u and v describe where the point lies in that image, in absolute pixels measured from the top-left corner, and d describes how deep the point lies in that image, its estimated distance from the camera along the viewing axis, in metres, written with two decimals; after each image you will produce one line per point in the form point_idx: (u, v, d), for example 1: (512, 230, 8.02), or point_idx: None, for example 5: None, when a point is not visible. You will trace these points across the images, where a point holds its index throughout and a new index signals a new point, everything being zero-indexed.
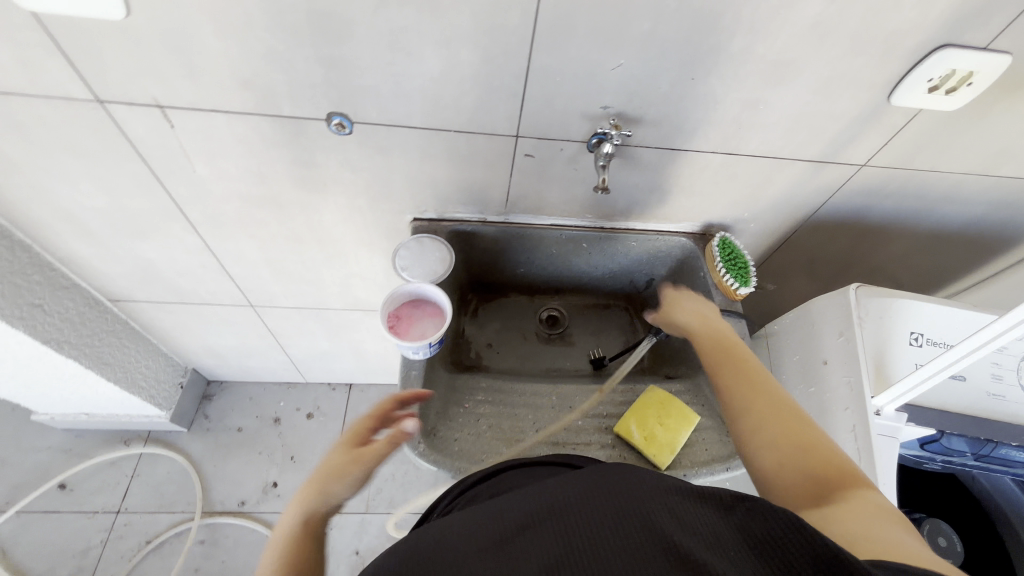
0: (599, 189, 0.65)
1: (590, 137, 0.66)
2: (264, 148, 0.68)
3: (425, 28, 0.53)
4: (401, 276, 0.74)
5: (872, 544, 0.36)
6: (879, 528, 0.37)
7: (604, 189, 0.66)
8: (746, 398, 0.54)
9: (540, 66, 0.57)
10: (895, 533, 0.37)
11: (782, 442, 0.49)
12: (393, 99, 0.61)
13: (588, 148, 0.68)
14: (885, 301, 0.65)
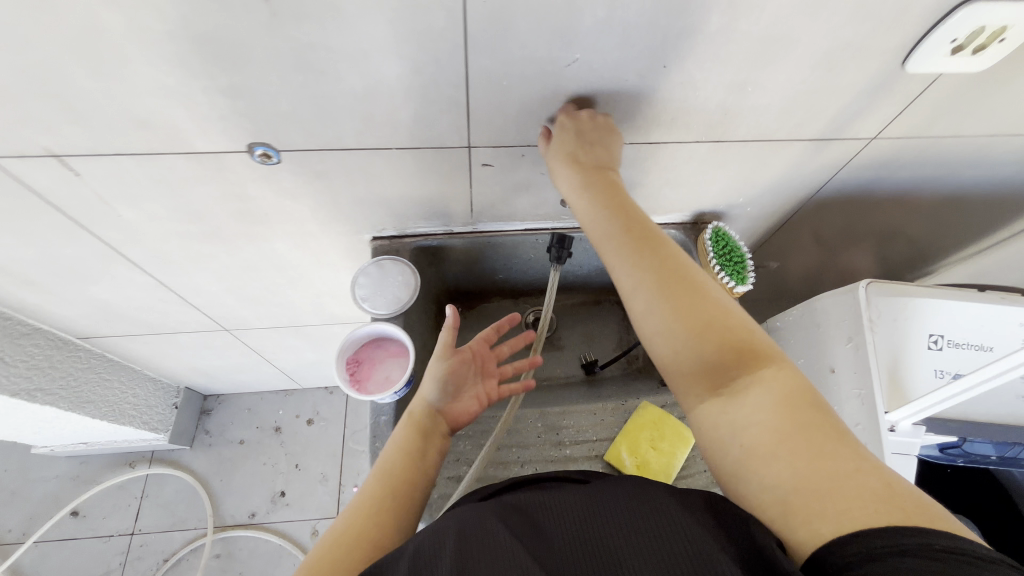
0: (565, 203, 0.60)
1: None
2: (188, 186, 0.60)
3: (333, 42, 0.44)
4: (362, 308, 0.68)
5: (823, 509, 0.36)
6: (828, 475, 0.38)
7: (565, 198, 0.58)
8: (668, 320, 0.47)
9: (480, 71, 0.48)
10: (823, 461, 0.39)
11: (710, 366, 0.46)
12: (318, 123, 0.52)
13: None
14: (901, 300, 0.58)
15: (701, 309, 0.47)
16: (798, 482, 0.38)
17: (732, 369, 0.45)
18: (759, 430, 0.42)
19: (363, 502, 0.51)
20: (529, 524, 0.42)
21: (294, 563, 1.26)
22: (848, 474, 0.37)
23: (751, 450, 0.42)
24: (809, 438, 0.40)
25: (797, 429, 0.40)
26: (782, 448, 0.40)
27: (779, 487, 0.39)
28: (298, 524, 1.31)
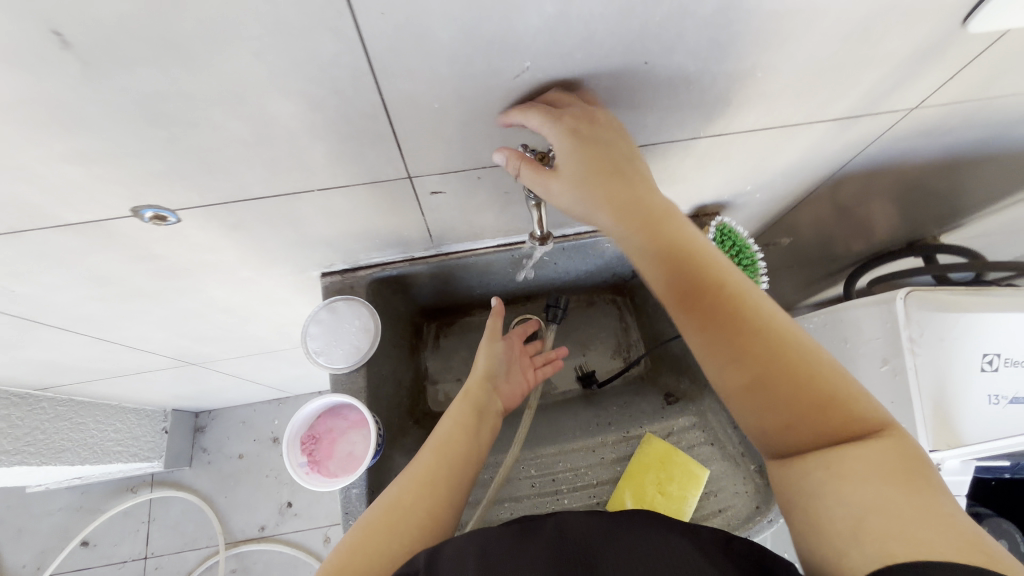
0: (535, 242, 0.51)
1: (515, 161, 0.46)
2: (79, 257, 0.49)
3: (191, 86, 0.32)
4: (316, 363, 0.59)
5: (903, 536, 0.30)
6: (911, 505, 0.31)
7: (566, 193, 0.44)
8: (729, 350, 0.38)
9: (402, 96, 0.36)
10: (921, 501, 0.32)
11: (788, 405, 0.37)
12: (210, 176, 0.41)
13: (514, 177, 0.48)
14: (948, 314, 0.48)
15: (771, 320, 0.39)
16: (877, 510, 0.32)
17: (809, 406, 0.37)
18: (846, 465, 0.34)
19: (418, 474, 0.51)
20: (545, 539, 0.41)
21: (310, 571, 1.27)
22: (939, 507, 0.31)
23: (823, 475, 0.35)
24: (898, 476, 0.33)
25: (886, 463, 0.34)
26: (861, 473, 0.34)
27: (855, 515, 0.33)
28: (309, 533, 1.30)
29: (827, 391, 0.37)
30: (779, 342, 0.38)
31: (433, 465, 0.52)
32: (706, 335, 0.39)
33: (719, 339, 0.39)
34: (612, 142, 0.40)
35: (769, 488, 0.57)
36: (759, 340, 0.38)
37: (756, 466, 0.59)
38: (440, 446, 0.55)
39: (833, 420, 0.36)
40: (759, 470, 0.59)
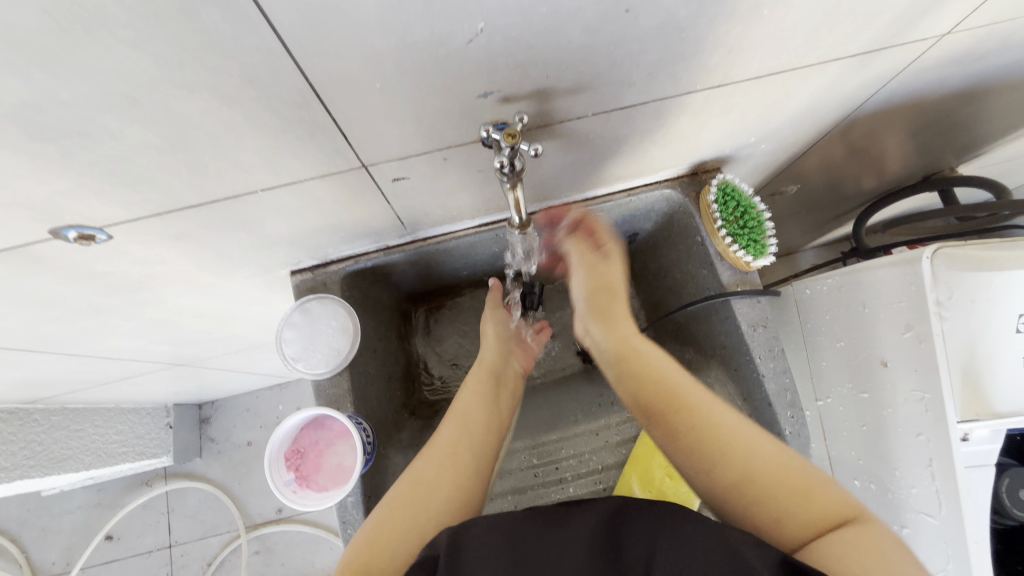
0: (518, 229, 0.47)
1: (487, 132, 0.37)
2: (12, 284, 0.44)
3: (64, 90, 0.26)
4: (295, 370, 0.55)
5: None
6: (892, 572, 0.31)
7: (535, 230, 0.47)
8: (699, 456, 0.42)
9: (335, 78, 0.30)
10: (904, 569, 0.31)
11: (763, 493, 0.39)
12: (130, 187, 0.35)
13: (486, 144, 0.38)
14: (979, 273, 0.43)
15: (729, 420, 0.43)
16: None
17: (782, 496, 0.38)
18: (831, 543, 0.34)
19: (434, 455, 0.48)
20: (582, 531, 0.38)
21: (331, 547, 1.30)
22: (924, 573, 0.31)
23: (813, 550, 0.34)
24: (876, 550, 0.33)
25: (865, 543, 0.33)
26: (854, 553, 0.33)
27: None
28: (326, 512, 1.32)
29: (797, 479, 0.39)
30: (742, 441, 0.41)
31: (449, 448, 0.49)
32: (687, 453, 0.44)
33: (692, 450, 0.43)
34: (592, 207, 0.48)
35: None
36: (718, 442, 0.42)
37: None
38: (460, 422, 0.52)
39: (811, 511, 0.37)
40: None
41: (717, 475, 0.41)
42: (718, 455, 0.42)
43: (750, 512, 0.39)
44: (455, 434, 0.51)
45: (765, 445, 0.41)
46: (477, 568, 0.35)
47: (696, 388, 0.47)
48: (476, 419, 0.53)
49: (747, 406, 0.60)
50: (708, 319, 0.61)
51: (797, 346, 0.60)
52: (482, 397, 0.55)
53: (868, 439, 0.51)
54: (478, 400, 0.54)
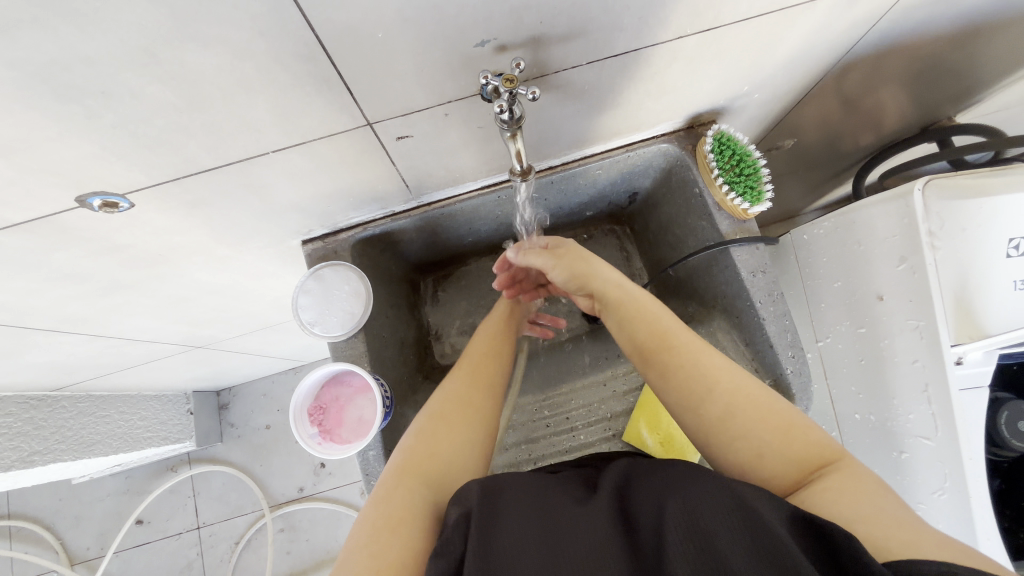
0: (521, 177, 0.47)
1: (484, 82, 0.37)
2: (41, 257, 0.46)
3: (89, 47, 0.27)
4: (312, 334, 0.57)
5: (891, 538, 0.30)
6: (872, 506, 0.33)
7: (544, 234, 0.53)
8: (689, 399, 0.44)
9: (339, 29, 0.31)
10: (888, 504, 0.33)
11: (749, 433, 0.40)
12: (150, 150, 0.37)
13: (484, 95, 0.38)
14: (969, 201, 0.45)
15: (715, 364, 0.44)
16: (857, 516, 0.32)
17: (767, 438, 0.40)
18: (823, 487, 0.35)
19: (459, 383, 0.52)
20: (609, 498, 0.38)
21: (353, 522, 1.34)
22: (905, 515, 0.32)
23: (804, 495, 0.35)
24: (860, 484, 0.34)
25: (847, 484, 0.35)
26: (839, 493, 0.34)
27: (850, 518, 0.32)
28: (346, 489, 1.36)
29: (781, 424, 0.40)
30: (727, 384, 0.43)
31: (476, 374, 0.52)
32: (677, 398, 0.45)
33: (681, 394, 0.44)
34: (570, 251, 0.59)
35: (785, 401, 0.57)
36: (704, 383, 0.44)
37: (771, 381, 0.59)
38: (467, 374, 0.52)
39: (794, 453, 0.38)
40: (773, 383, 0.58)
41: (702, 415, 0.43)
42: (705, 396, 0.43)
43: (739, 450, 0.40)
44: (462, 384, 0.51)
45: (750, 390, 0.43)
46: (507, 521, 0.35)
47: (685, 333, 0.48)
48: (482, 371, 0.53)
49: (749, 351, 0.61)
50: (709, 270, 0.63)
51: (796, 290, 0.62)
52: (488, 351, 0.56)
53: (866, 373, 0.53)
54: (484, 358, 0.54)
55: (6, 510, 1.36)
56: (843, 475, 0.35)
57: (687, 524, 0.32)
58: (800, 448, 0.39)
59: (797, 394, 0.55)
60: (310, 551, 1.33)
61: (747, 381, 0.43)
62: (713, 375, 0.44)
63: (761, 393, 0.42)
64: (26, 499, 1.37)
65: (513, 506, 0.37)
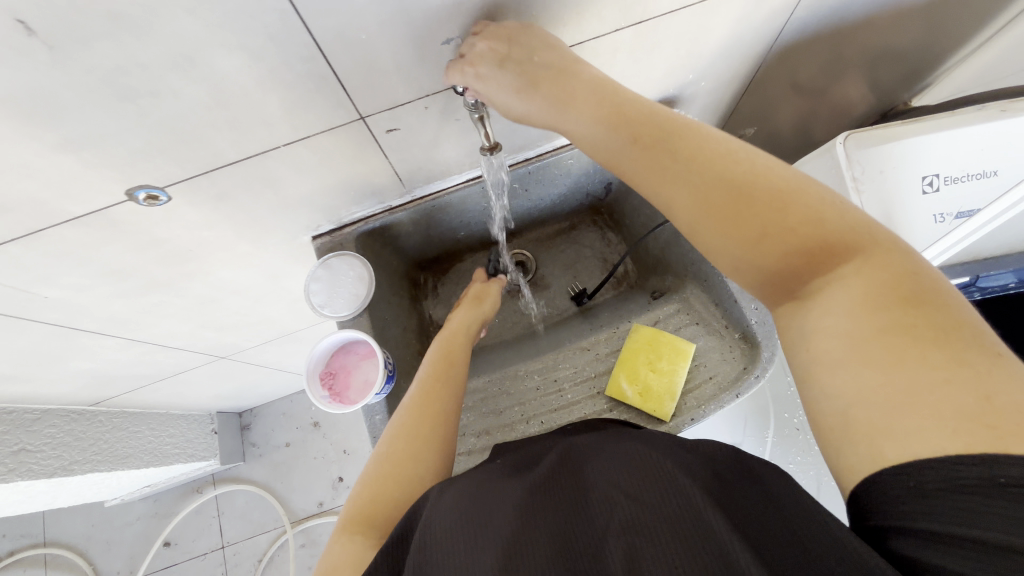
0: (456, 63, 0.46)
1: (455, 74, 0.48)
2: (94, 251, 0.55)
3: (143, 54, 0.36)
4: (322, 315, 0.64)
5: (883, 432, 0.28)
6: (902, 382, 0.28)
7: (501, 104, 0.48)
8: (682, 189, 0.37)
9: (331, 33, 0.40)
10: (914, 368, 0.28)
11: (735, 231, 0.35)
12: (185, 146, 0.46)
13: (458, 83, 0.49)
14: (886, 146, 0.51)
15: (718, 152, 0.37)
16: (868, 391, 0.29)
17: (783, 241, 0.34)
18: (846, 326, 0.32)
19: (410, 411, 0.55)
20: (553, 503, 0.38)
21: None
22: (926, 381, 0.28)
23: (811, 351, 0.33)
24: (898, 341, 0.29)
25: (869, 312, 0.31)
26: (837, 354, 0.31)
27: (831, 412, 0.31)
28: None
29: (793, 220, 0.34)
30: (729, 166, 0.36)
31: (413, 416, 0.54)
32: (652, 171, 0.39)
33: (656, 169, 0.39)
34: (520, 46, 0.45)
35: (753, 349, 0.60)
36: (685, 177, 0.37)
37: (739, 334, 0.62)
38: (403, 425, 0.54)
39: (796, 247, 0.34)
40: (742, 335, 0.62)
41: (682, 195, 0.37)
42: (678, 193, 0.37)
43: (738, 257, 0.36)
44: (401, 441, 0.52)
45: (752, 174, 0.35)
46: (444, 540, 0.36)
47: (678, 125, 0.40)
48: (419, 425, 0.53)
49: (718, 311, 0.65)
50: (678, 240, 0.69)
51: None
52: (424, 389, 0.57)
53: None
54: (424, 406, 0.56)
55: (41, 539, 1.42)
56: (872, 330, 0.30)
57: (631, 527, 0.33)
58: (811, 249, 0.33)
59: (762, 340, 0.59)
60: None
61: (736, 157, 0.36)
62: (692, 162, 0.37)
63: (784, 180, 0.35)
64: (61, 526, 1.43)
65: (456, 513, 0.37)
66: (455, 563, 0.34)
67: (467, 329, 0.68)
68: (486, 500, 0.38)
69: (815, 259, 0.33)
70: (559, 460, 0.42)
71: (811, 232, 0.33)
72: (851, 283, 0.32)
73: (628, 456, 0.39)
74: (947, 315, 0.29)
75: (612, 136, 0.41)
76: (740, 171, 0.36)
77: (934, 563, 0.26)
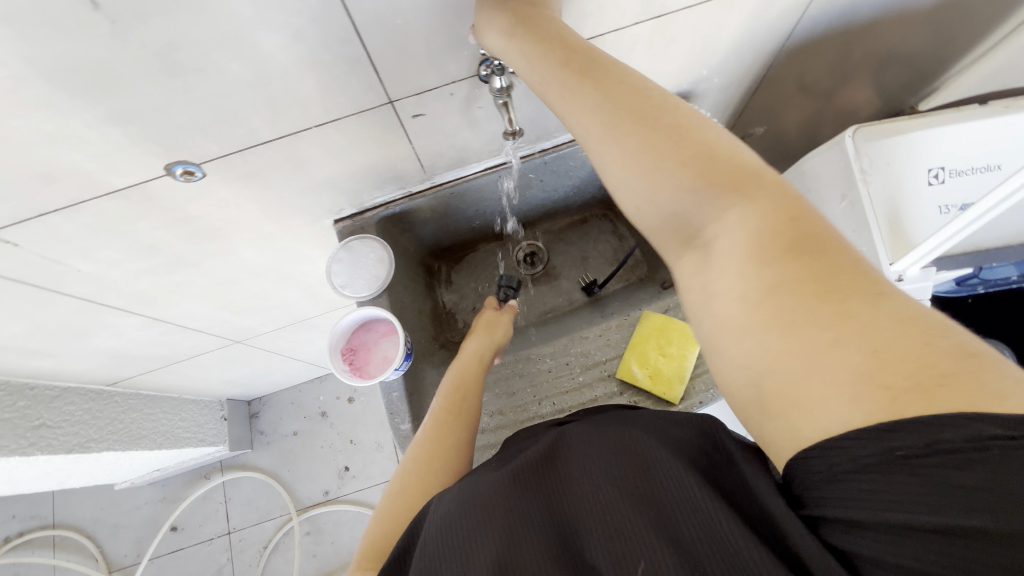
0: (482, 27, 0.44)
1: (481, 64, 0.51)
2: (130, 226, 0.58)
3: (195, 32, 0.39)
4: (343, 295, 0.66)
5: (793, 404, 0.29)
6: (801, 342, 0.28)
7: (490, 49, 0.45)
8: (606, 136, 0.36)
9: (368, 16, 0.43)
10: (814, 330, 0.28)
11: (654, 178, 0.34)
12: (224, 123, 0.48)
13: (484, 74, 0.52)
14: (891, 139, 0.53)
15: (645, 101, 0.36)
16: (769, 358, 0.30)
17: (695, 197, 0.34)
18: (752, 286, 0.31)
19: (424, 441, 0.54)
20: (543, 497, 0.38)
21: None
22: (831, 341, 0.28)
23: (720, 307, 0.33)
24: (801, 304, 0.29)
25: (782, 272, 0.30)
26: (748, 313, 0.31)
27: (743, 383, 0.32)
28: (369, 491, 1.41)
29: (709, 177, 0.33)
30: (653, 115, 0.35)
31: (425, 444, 0.53)
32: (579, 115, 0.38)
33: (586, 111, 0.37)
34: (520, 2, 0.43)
35: None
36: (610, 124, 0.36)
37: None
38: (415, 455, 0.52)
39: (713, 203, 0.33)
40: None
41: (608, 140, 0.36)
42: (603, 140, 0.36)
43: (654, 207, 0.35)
44: (413, 470, 0.51)
45: (679, 128, 0.35)
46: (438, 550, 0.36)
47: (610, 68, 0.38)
48: (433, 453, 0.52)
49: None
50: None
51: None
52: (437, 418, 0.56)
53: None
54: (434, 433, 0.54)
55: (50, 520, 1.43)
56: (773, 295, 0.30)
57: (620, 535, 0.34)
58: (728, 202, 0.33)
59: None
60: (335, 553, 1.37)
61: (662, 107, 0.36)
62: (621, 104, 0.36)
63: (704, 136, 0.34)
64: (70, 509, 1.45)
65: (449, 520, 0.38)
66: (445, 573, 0.35)
67: (480, 359, 0.65)
68: (466, 499, 0.39)
69: (735, 214, 0.32)
70: (548, 447, 0.42)
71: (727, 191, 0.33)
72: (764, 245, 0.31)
73: (613, 443, 0.39)
74: (849, 281, 0.29)
75: (548, 78, 0.40)
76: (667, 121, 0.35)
77: (876, 550, 0.27)
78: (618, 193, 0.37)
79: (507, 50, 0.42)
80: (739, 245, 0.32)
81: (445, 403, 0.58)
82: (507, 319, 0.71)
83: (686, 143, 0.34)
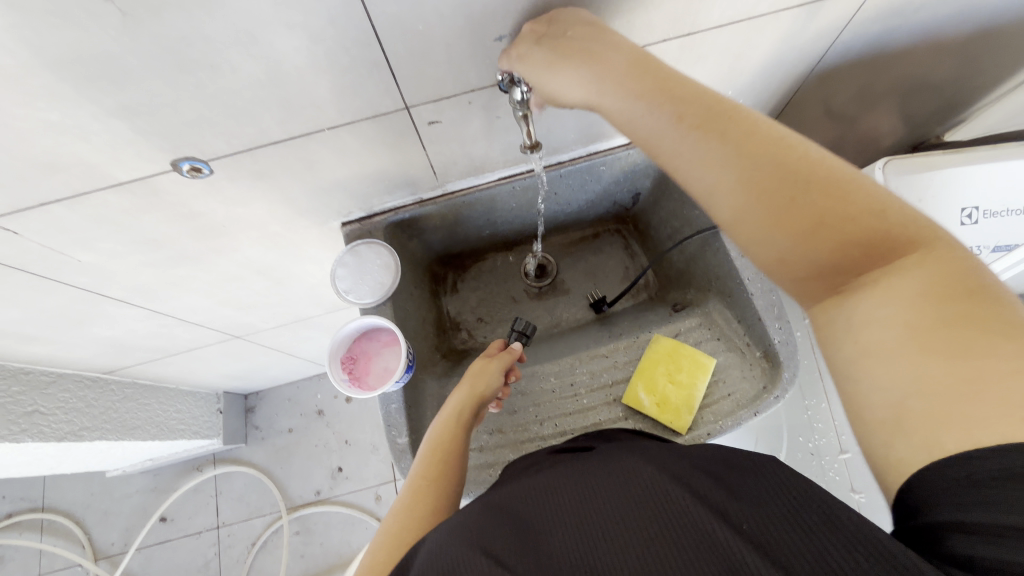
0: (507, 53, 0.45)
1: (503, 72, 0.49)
2: (134, 220, 0.56)
3: (210, 28, 0.37)
4: (347, 300, 0.64)
5: (946, 429, 0.27)
6: (966, 372, 0.27)
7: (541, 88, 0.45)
8: (730, 167, 0.34)
9: (389, 20, 0.41)
10: (984, 360, 0.27)
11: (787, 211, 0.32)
12: (235, 122, 0.47)
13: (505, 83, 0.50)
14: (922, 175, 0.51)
15: (766, 133, 0.34)
16: (925, 385, 0.28)
17: (834, 225, 0.31)
18: (899, 317, 0.30)
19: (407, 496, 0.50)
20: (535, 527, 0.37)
21: (367, 527, 1.36)
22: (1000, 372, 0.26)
23: (857, 346, 0.32)
24: (961, 330, 0.28)
25: (933, 306, 0.29)
26: (895, 348, 0.30)
27: (881, 410, 0.30)
28: (361, 493, 1.39)
29: (848, 204, 0.31)
30: (776, 146, 0.33)
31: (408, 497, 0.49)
32: (692, 149, 0.35)
33: (702, 143, 0.35)
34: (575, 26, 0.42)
35: (775, 369, 0.60)
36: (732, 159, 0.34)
37: (761, 351, 0.62)
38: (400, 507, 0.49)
39: (856, 233, 0.31)
40: (764, 353, 0.62)
41: (729, 174, 0.34)
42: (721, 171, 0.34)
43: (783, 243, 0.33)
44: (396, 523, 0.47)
45: (804, 159, 0.33)
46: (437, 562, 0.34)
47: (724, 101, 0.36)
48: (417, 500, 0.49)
49: (740, 327, 0.65)
50: (704, 255, 0.69)
51: None
52: (421, 469, 0.52)
53: None
54: (418, 482, 0.51)
55: (40, 503, 1.42)
56: (935, 321, 0.29)
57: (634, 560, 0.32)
58: (866, 231, 0.31)
59: (785, 360, 0.59)
60: (324, 555, 1.35)
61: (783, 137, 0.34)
62: (739, 138, 0.34)
63: (832, 162, 0.33)
64: (61, 493, 1.43)
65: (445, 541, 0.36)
66: None
67: (461, 417, 0.58)
68: (461, 526, 0.37)
69: (873, 249, 0.31)
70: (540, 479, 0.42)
71: (871, 219, 0.31)
72: (913, 273, 0.30)
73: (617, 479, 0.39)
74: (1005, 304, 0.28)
75: (650, 110, 0.37)
76: (789, 149, 0.33)
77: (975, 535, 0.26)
78: (738, 234, 0.35)
79: (586, 87, 0.40)
80: (899, 281, 0.30)
81: (427, 456, 0.53)
82: (499, 363, 0.63)
83: (806, 172, 0.33)
